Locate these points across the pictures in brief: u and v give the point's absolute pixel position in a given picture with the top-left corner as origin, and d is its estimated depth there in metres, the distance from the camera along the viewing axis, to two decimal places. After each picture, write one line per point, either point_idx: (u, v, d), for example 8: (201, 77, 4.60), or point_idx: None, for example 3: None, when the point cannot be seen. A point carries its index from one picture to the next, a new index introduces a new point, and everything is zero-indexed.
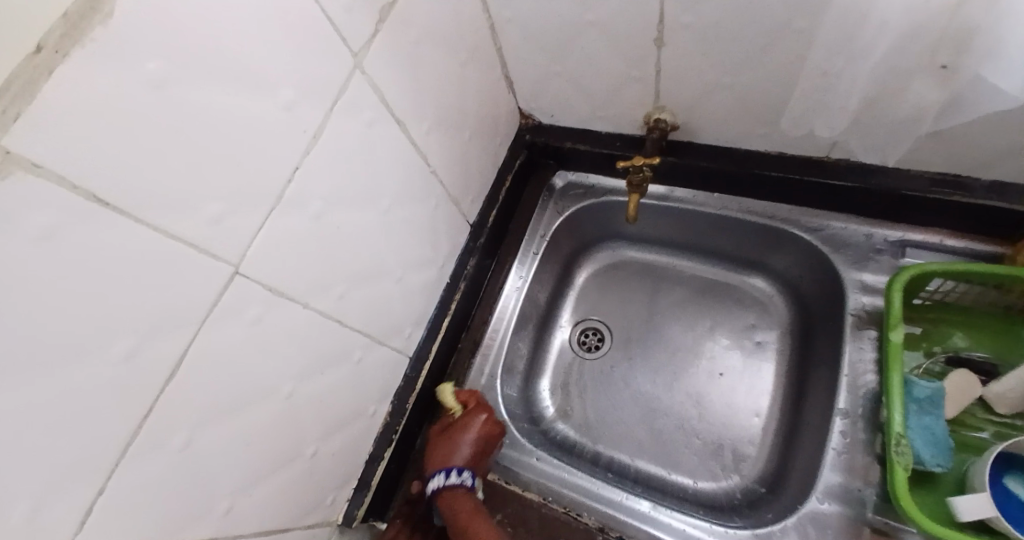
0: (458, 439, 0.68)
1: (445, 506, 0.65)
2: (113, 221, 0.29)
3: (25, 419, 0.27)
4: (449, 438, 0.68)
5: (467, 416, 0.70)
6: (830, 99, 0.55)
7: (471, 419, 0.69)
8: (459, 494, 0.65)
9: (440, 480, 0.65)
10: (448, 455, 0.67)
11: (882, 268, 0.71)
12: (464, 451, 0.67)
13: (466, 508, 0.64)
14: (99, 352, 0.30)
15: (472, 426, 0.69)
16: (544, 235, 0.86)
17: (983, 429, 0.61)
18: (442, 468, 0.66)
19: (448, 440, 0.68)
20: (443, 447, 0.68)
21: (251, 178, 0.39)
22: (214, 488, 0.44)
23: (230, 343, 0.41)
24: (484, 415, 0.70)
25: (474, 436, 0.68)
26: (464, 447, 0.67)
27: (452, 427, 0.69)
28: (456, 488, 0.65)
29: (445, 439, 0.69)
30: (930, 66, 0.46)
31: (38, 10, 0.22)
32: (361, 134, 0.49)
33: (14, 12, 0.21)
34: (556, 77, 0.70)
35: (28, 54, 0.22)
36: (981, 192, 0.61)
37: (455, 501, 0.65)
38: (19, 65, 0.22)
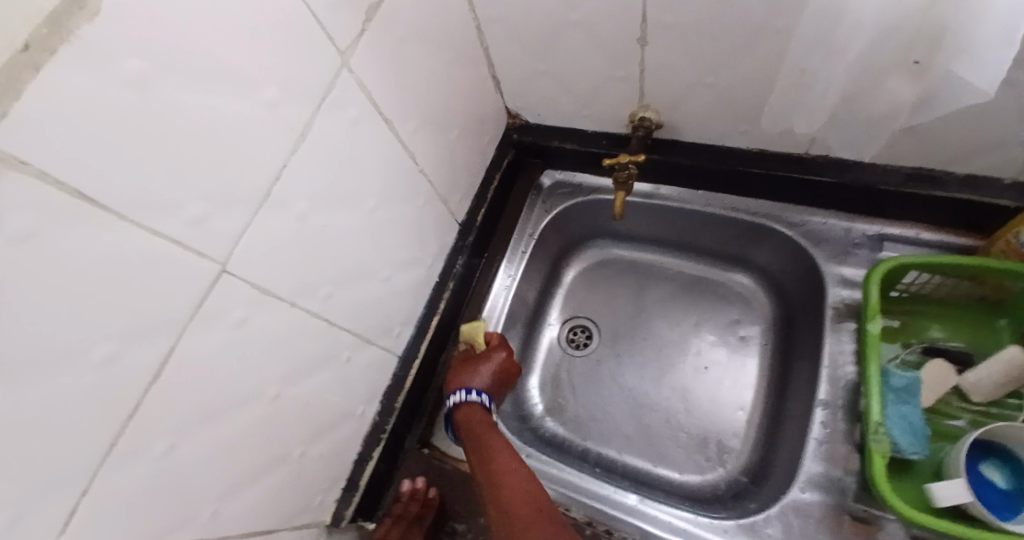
0: (479, 366, 0.74)
1: (462, 417, 0.70)
2: (96, 220, 0.29)
3: (9, 422, 0.26)
4: (470, 365, 0.73)
5: (489, 352, 0.75)
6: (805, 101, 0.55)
7: (491, 353, 0.75)
8: (476, 411, 0.70)
9: (459, 397, 0.70)
10: (468, 373, 0.73)
11: (861, 262, 0.73)
12: (483, 376, 0.73)
13: (481, 421, 0.69)
14: (80, 356, 0.30)
15: (490, 358, 0.74)
16: (532, 234, 0.87)
17: (958, 417, 0.63)
18: (462, 387, 0.71)
19: (470, 367, 0.73)
20: (463, 369, 0.73)
21: (236, 176, 0.38)
22: (201, 492, 0.43)
23: (216, 343, 0.40)
24: (504, 352, 0.75)
25: (493, 368, 0.74)
26: (483, 372, 0.73)
27: (473, 358, 0.74)
28: (474, 402, 0.70)
29: (467, 365, 0.74)
30: (905, 62, 0.46)
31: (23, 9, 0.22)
32: (347, 132, 0.49)
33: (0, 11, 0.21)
34: (541, 77, 0.70)
35: (15, 52, 0.22)
36: (953, 186, 0.63)
37: (471, 414, 0.70)
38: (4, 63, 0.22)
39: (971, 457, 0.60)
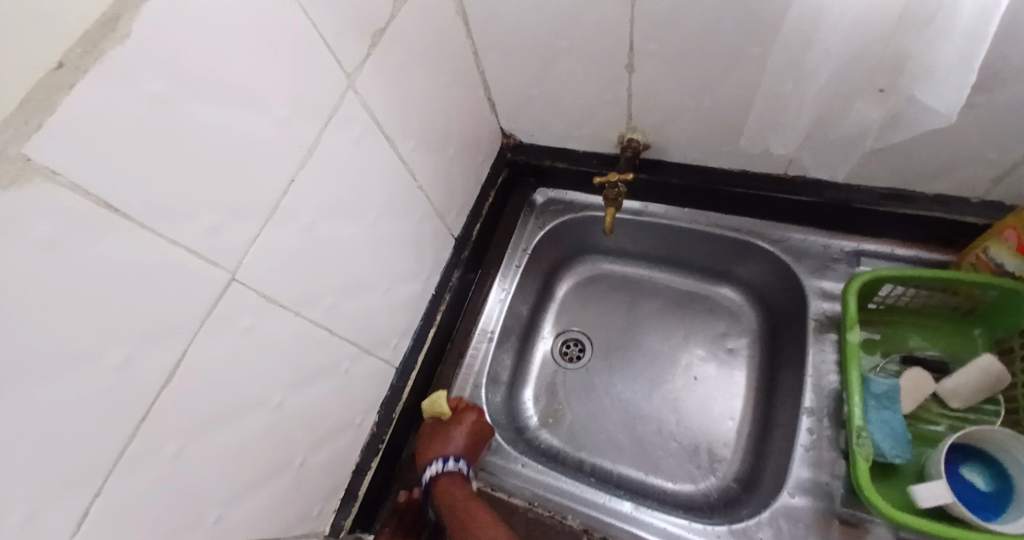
0: (451, 432, 0.71)
1: (444, 490, 0.67)
2: (121, 229, 0.31)
3: (30, 419, 0.28)
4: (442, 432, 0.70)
5: (458, 416, 0.72)
6: (781, 125, 0.58)
7: (462, 416, 0.73)
8: (453, 484, 0.67)
9: (437, 468, 0.68)
10: (439, 443, 0.70)
11: (839, 276, 0.76)
12: (458, 440, 0.71)
13: (463, 492, 0.67)
14: (99, 357, 0.31)
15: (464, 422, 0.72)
16: (526, 249, 0.89)
17: (938, 422, 0.66)
18: (438, 457, 0.68)
19: (441, 436, 0.71)
20: (432, 442, 0.71)
21: (247, 192, 0.41)
22: (206, 497, 0.44)
23: (223, 349, 0.42)
24: (475, 414, 0.73)
25: (467, 431, 0.71)
26: (458, 436, 0.70)
27: (443, 425, 0.72)
28: (454, 474, 0.68)
29: (437, 434, 0.71)
30: (872, 88, 0.51)
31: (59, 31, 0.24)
32: (350, 149, 0.52)
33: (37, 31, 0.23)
34: (536, 100, 0.74)
35: (49, 70, 0.24)
36: (924, 203, 0.67)
37: (452, 486, 0.68)
38: (39, 80, 0.24)
39: (952, 462, 0.62)
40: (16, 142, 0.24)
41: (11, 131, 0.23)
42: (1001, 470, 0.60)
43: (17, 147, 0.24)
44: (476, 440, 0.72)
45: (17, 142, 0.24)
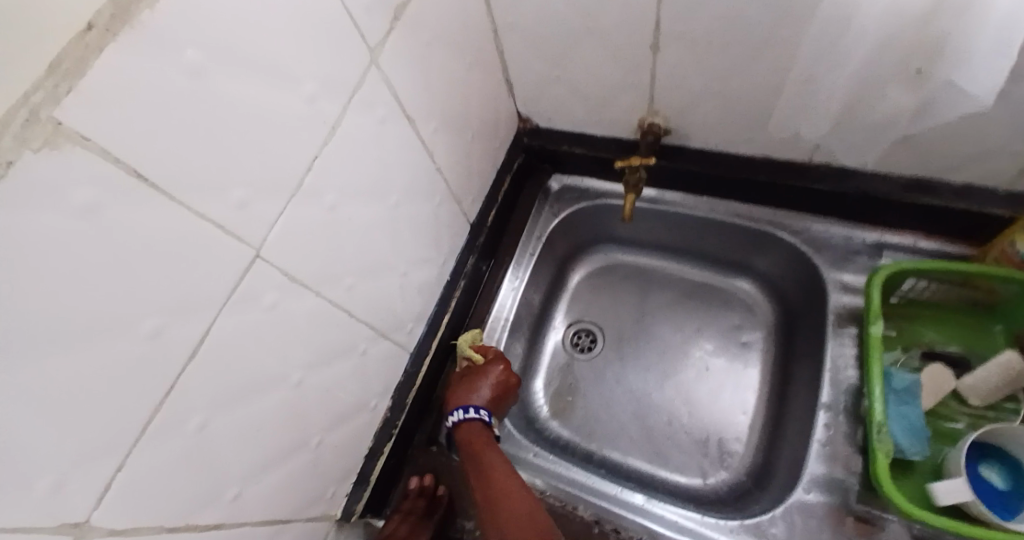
0: (478, 384, 0.72)
1: (462, 433, 0.69)
2: (147, 200, 0.30)
3: (54, 385, 0.27)
4: (469, 380, 0.72)
5: (484, 368, 0.73)
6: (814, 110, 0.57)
7: (488, 368, 0.73)
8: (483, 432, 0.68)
9: (458, 416, 0.70)
10: (471, 393, 0.71)
11: (860, 269, 0.75)
12: (484, 391, 0.72)
13: (480, 439, 0.68)
14: (129, 327, 0.31)
15: (494, 370, 0.73)
16: (540, 237, 0.89)
17: (957, 419, 0.65)
18: (461, 406, 0.70)
19: (469, 382, 0.72)
20: (460, 390, 0.72)
21: (272, 169, 0.40)
22: (225, 475, 0.44)
23: (246, 328, 0.42)
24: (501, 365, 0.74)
25: (492, 383, 0.72)
26: (483, 389, 0.71)
27: (470, 375, 0.73)
28: (473, 420, 0.69)
29: (467, 380, 0.73)
30: (908, 70, 0.48)
31: None
32: (373, 128, 0.51)
33: None
34: (556, 84, 0.73)
35: (79, 31, 0.24)
36: (950, 195, 0.66)
37: (471, 434, 0.69)
38: (69, 43, 0.23)
39: (970, 458, 0.61)
40: (49, 103, 0.23)
41: (44, 93, 0.23)
42: (1017, 469, 0.60)
43: (48, 110, 0.23)
44: (504, 396, 0.73)
45: (50, 106, 0.23)
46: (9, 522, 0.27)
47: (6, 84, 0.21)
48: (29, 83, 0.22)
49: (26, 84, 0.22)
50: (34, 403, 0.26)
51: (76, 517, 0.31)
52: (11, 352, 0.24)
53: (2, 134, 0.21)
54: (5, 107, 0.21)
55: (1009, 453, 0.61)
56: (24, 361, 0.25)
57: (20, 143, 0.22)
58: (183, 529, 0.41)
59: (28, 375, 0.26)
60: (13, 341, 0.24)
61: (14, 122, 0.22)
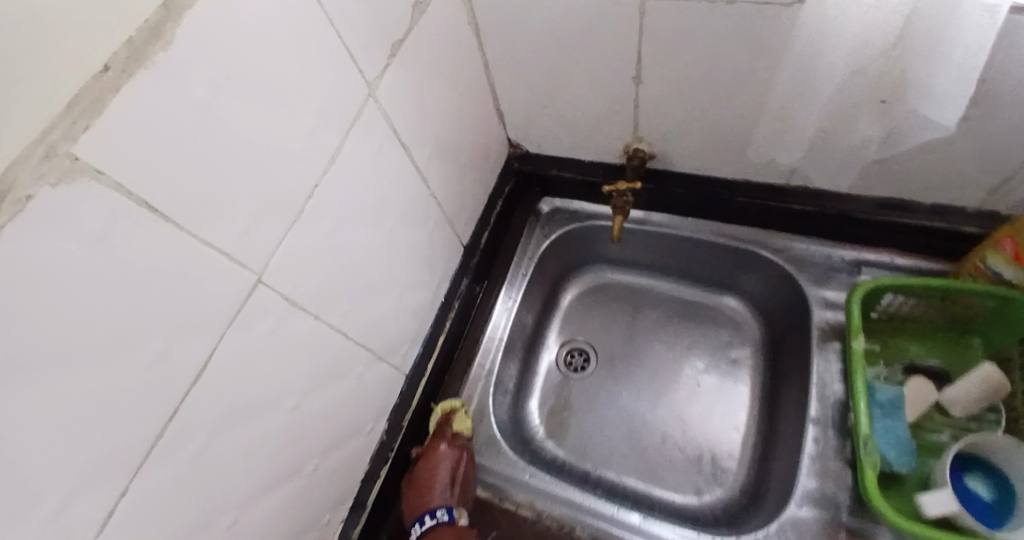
0: (436, 469, 0.70)
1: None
2: (156, 231, 0.32)
3: (60, 412, 0.28)
4: (426, 475, 0.70)
5: (434, 447, 0.72)
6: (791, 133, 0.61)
7: (436, 447, 0.72)
8: (446, 532, 0.66)
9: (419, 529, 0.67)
10: (433, 491, 0.68)
11: (841, 286, 0.77)
12: (443, 478, 0.70)
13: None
14: (137, 350, 0.32)
15: (442, 452, 0.71)
16: (532, 258, 0.90)
17: (941, 431, 0.66)
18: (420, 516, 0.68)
19: (426, 471, 0.70)
20: (417, 491, 0.70)
21: (275, 199, 0.42)
22: (223, 501, 0.44)
23: (246, 353, 0.43)
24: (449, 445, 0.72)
25: (448, 465, 0.70)
26: (441, 473, 0.70)
27: (426, 464, 0.71)
28: (440, 526, 0.66)
29: (426, 466, 0.71)
30: (875, 101, 0.53)
31: (107, 37, 0.26)
32: (370, 155, 0.53)
33: (86, 37, 0.25)
34: (544, 112, 0.76)
35: (95, 74, 0.25)
36: (923, 215, 0.69)
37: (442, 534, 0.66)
38: (86, 84, 0.25)
39: (955, 470, 0.63)
40: (66, 140, 0.25)
41: (62, 131, 0.25)
42: (1003, 480, 0.61)
43: (66, 146, 0.25)
44: (465, 472, 0.71)
45: (67, 142, 0.25)
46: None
47: (27, 123, 0.23)
48: (49, 122, 0.24)
49: (43, 122, 0.24)
50: (40, 430, 0.27)
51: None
52: (22, 381, 0.25)
53: (19, 171, 0.23)
54: (20, 145, 0.23)
55: (995, 464, 0.62)
56: (35, 388, 0.26)
57: (38, 178, 0.24)
58: None
59: (38, 401, 0.26)
60: (25, 370, 0.25)
61: (31, 158, 0.23)
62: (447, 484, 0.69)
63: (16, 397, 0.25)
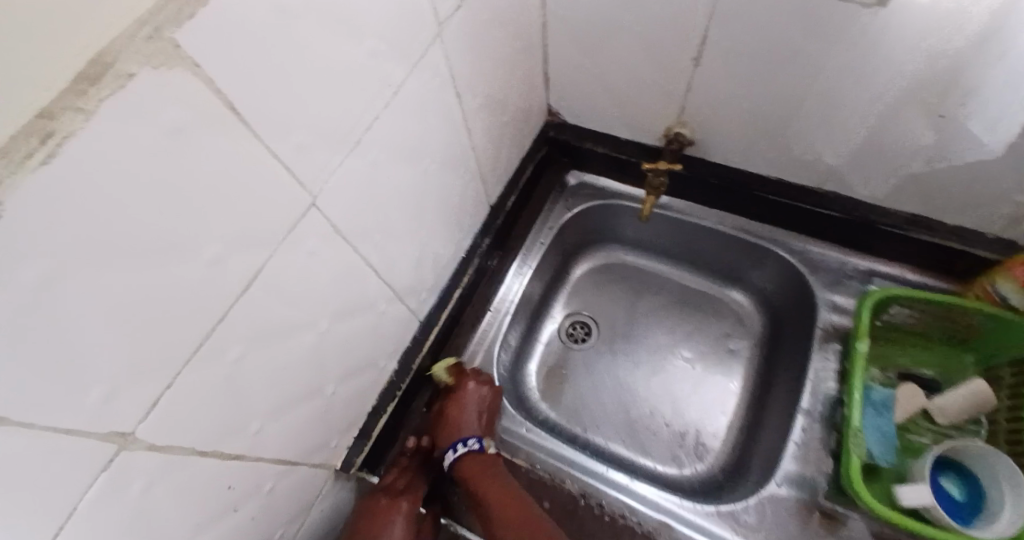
0: (465, 409, 0.73)
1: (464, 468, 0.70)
2: (234, 130, 0.32)
3: (114, 293, 0.28)
4: (458, 411, 0.72)
5: (461, 391, 0.74)
6: (840, 125, 0.63)
7: (465, 388, 0.74)
8: (476, 457, 0.70)
9: (450, 456, 0.71)
10: (466, 422, 0.72)
11: (850, 292, 0.80)
12: (472, 416, 0.73)
13: (479, 465, 0.70)
14: (197, 252, 0.33)
15: (470, 391, 0.74)
16: (552, 227, 0.91)
17: (922, 434, 0.69)
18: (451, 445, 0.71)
19: (457, 413, 0.72)
20: (448, 427, 0.72)
21: (339, 123, 0.41)
22: (250, 411, 0.45)
23: (290, 270, 0.43)
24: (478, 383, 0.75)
25: (478, 403, 0.74)
26: (472, 415, 0.73)
27: (454, 401, 0.73)
28: (471, 452, 0.71)
29: (458, 408, 0.72)
30: (932, 113, 0.56)
31: None
32: (427, 95, 0.52)
33: None
34: (591, 79, 0.75)
35: None
36: (941, 232, 0.71)
37: (472, 464, 0.70)
38: None
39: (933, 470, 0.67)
40: (170, 24, 0.24)
41: (167, 13, 0.24)
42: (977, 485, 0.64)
43: (169, 30, 0.24)
44: (489, 414, 0.75)
45: (171, 26, 0.24)
46: (59, 423, 0.28)
47: None
48: (155, 2, 0.23)
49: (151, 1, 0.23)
50: (94, 304, 0.27)
51: (122, 426, 0.32)
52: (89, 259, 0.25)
53: (122, 46, 0.22)
54: (125, 22, 0.22)
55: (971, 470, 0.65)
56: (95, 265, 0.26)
57: (140, 58, 0.23)
58: (209, 455, 0.42)
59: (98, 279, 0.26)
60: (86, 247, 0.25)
61: (135, 36, 0.23)
62: (477, 418, 0.73)
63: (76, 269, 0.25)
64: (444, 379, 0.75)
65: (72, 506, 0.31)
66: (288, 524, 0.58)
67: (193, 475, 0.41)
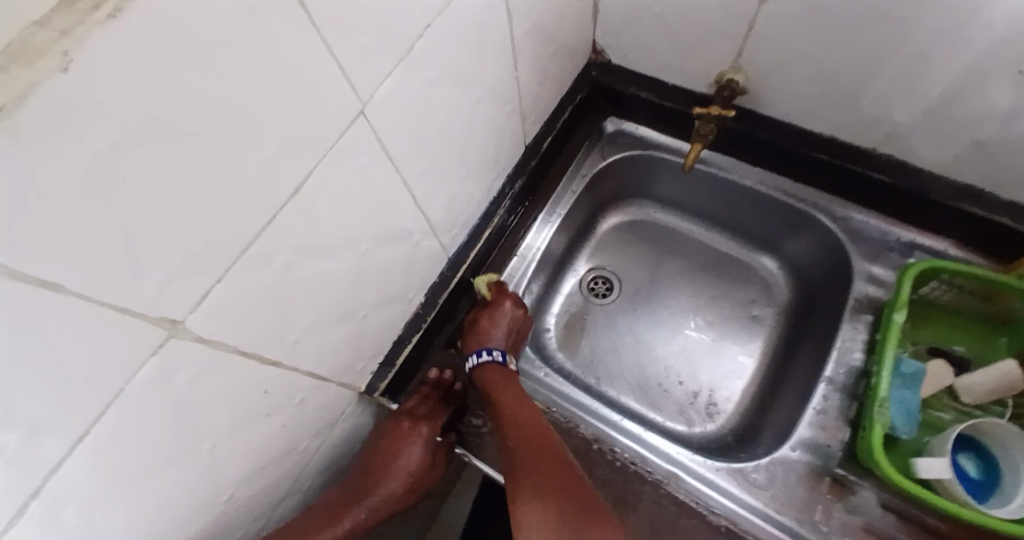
0: (496, 324, 0.76)
1: (485, 373, 0.72)
2: (296, 18, 0.30)
3: (171, 176, 0.28)
4: (490, 320, 0.75)
5: (496, 302, 0.77)
6: (915, 81, 0.59)
7: (501, 303, 0.77)
8: (498, 369, 0.72)
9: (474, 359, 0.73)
10: (493, 333, 0.75)
11: (890, 264, 0.77)
12: (500, 335, 0.76)
13: (499, 376, 0.72)
14: (252, 146, 0.32)
15: (506, 310, 0.77)
16: (585, 175, 0.89)
17: (945, 411, 0.69)
18: (476, 349, 0.73)
19: (490, 323, 0.75)
20: (477, 337, 0.75)
21: (394, 28, 0.39)
22: (291, 321, 0.46)
23: (337, 184, 0.43)
24: (514, 304, 0.78)
25: (510, 324, 0.76)
26: (500, 333, 0.75)
27: (488, 314, 0.76)
28: (493, 362, 0.73)
29: (488, 320, 0.75)
30: (1015, 72, 0.53)
31: None
32: (483, 11, 0.50)
33: None
34: (647, 17, 0.71)
35: None
36: (996, 208, 0.69)
37: (492, 373, 0.72)
38: None
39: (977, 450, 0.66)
40: None
41: None
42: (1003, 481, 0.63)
43: None
44: (516, 339, 0.78)
45: None
46: (117, 301, 0.28)
47: None
48: None
49: None
50: (153, 181, 0.27)
51: (174, 314, 0.33)
52: (147, 131, 0.25)
53: None
54: None
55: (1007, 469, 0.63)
56: (154, 140, 0.26)
57: None
58: (249, 357, 0.43)
59: (157, 157, 0.26)
60: (151, 123, 0.25)
61: None
62: (505, 334, 0.76)
63: (142, 143, 0.25)
64: (484, 291, 0.78)
65: (120, 389, 0.31)
66: (314, 438, 0.60)
67: (234, 375, 0.42)
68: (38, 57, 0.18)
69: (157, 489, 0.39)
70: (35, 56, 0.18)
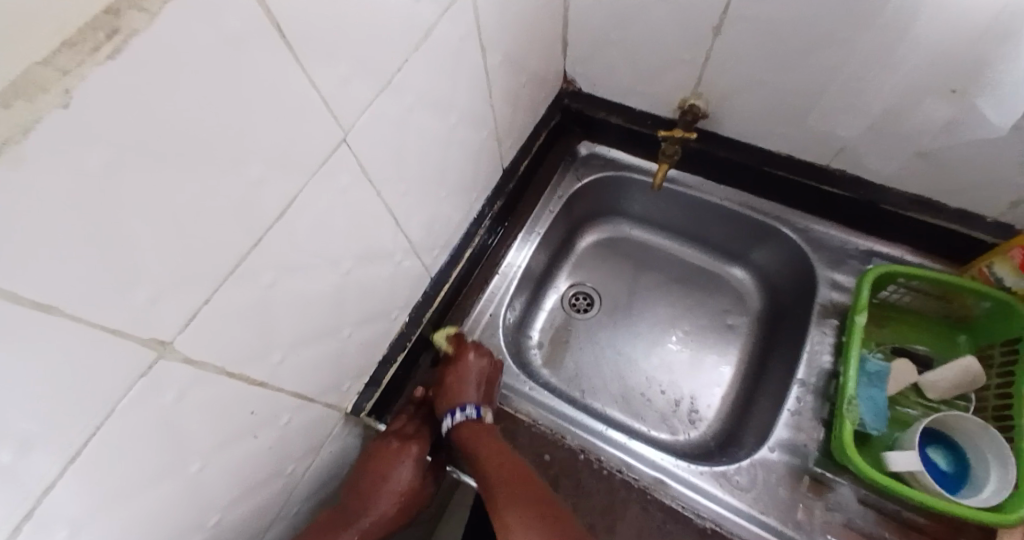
0: (465, 381, 0.73)
1: (462, 436, 0.70)
2: (280, 53, 0.33)
3: (163, 199, 0.29)
4: (457, 381, 0.73)
5: (461, 354, 0.76)
6: (858, 98, 0.64)
7: (465, 357, 0.75)
8: (473, 425, 0.70)
9: (448, 421, 0.71)
10: (467, 388, 0.73)
11: (851, 270, 0.81)
12: (472, 390, 0.73)
13: (474, 431, 0.70)
14: (239, 171, 0.34)
15: (470, 362, 0.75)
16: (562, 196, 0.92)
17: (913, 407, 0.72)
18: (450, 410, 0.72)
19: (458, 378, 0.73)
20: (450, 391, 0.73)
21: (372, 61, 0.42)
22: (275, 340, 0.47)
23: (319, 206, 0.45)
24: (479, 354, 0.76)
25: (478, 376, 0.74)
26: (471, 387, 0.73)
27: (453, 372, 0.74)
28: (467, 419, 0.71)
29: (457, 379, 0.73)
30: (944, 87, 0.58)
31: None
32: (455, 43, 0.53)
33: None
34: (611, 47, 0.75)
35: None
36: (944, 214, 0.74)
37: (468, 430, 0.71)
38: None
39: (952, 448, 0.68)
40: None
41: None
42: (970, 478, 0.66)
43: None
44: (489, 386, 0.75)
45: None
46: (110, 320, 0.29)
47: None
48: None
49: None
50: (146, 204, 0.28)
51: (164, 332, 0.34)
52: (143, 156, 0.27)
53: None
54: None
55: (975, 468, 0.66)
56: (148, 165, 0.27)
57: None
58: (236, 376, 0.44)
59: (151, 181, 0.28)
60: (146, 149, 0.27)
61: None
62: (478, 388, 0.74)
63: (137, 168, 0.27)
64: (444, 347, 0.78)
65: (111, 406, 0.32)
66: (300, 460, 0.60)
67: (221, 394, 0.43)
68: (43, 90, 0.20)
69: (144, 511, 0.39)
70: (38, 92, 0.20)
